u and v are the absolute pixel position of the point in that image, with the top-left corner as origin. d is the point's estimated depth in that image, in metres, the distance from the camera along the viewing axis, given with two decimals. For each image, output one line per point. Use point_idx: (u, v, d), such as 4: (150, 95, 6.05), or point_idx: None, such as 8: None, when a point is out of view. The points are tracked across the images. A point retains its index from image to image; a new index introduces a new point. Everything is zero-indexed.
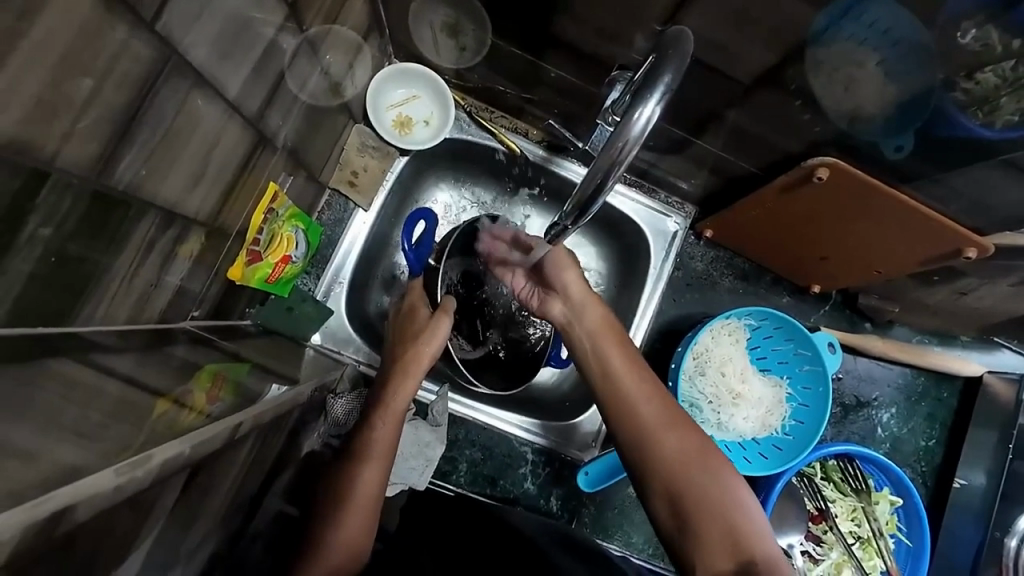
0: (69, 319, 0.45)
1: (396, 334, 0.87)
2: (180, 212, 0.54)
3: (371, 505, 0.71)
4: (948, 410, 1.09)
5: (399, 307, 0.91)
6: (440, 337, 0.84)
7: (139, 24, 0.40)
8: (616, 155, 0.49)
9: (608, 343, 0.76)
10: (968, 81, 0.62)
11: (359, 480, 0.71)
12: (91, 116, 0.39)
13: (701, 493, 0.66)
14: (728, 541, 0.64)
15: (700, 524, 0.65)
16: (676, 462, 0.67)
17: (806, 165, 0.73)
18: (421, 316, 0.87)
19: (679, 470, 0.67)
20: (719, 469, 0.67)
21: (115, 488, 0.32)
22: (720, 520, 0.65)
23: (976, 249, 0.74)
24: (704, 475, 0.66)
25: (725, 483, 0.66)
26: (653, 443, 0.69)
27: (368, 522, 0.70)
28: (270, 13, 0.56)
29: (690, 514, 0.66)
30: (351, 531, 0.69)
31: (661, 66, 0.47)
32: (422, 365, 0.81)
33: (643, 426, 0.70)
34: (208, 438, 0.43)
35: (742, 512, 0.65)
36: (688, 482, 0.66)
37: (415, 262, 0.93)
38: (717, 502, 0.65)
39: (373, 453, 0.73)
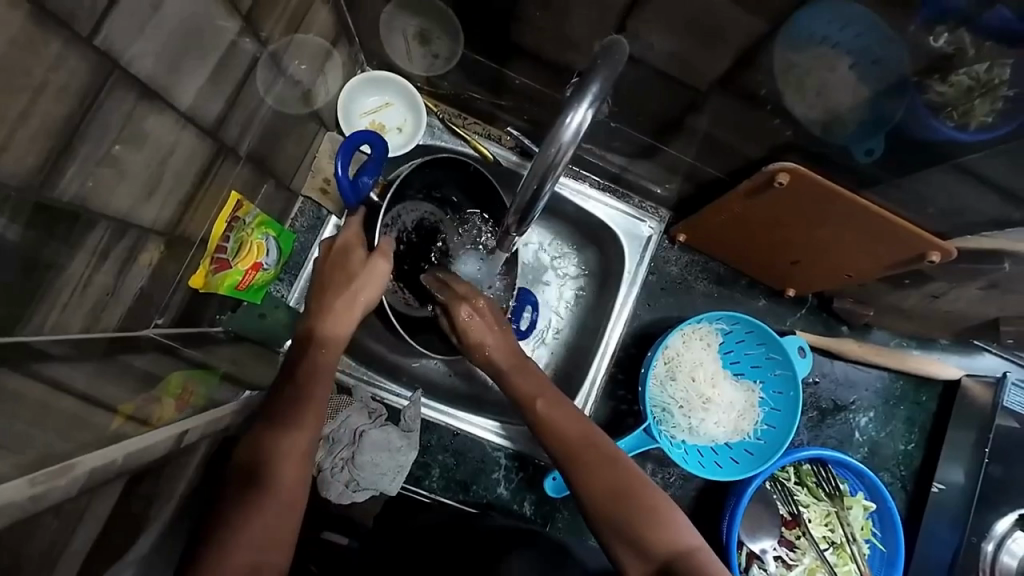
0: (19, 329, 0.45)
1: (324, 281, 0.79)
2: (135, 222, 0.55)
3: (289, 494, 0.61)
4: (927, 413, 1.08)
5: (332, 244, 0.82)
6: (377, 281, 0.79)
7: (74, 39, 0.41)
8: (550, 160, 0.50)
9: (513, 373, 0.80)
10: (941, 83, 0.61)
11: (278, 463, 0.62)
12: (28, 129, 0.40)
13: (624, 510, 0.66)
14: (649, 549, 0.65)
15: (620, 538, 0.66)
16: (596, 480, 0.69)
17: (768, 169, 0.73)
18: (357, 258, 0.80)
19: (594, 483, 0.69)
20: (639, 485, 0.68)
21: (30, 498, 0.32)
22: (635, 535, 0.65)
23: (939, 253, 0.74)
24: (618, 486, 0.68)
25: (647, 499, 0.67)
26: (569, 462, 0.71)
27: (278, 520, 0.59)
28: (225, 24, 0.57)
29: (616, 531, 0.66)
30: (252, 531, 0.57)
31: (591, 76, 0.48)
32: (354, 313, 0.77)
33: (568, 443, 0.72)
34: (145, 446, 0.44)
35: (660, 518, 0.66)
36: (613, 498, 0.67)
37: (351, 195, 0.83)
38: (637, 511, 0.66)
39: (306, 412, 0.67)
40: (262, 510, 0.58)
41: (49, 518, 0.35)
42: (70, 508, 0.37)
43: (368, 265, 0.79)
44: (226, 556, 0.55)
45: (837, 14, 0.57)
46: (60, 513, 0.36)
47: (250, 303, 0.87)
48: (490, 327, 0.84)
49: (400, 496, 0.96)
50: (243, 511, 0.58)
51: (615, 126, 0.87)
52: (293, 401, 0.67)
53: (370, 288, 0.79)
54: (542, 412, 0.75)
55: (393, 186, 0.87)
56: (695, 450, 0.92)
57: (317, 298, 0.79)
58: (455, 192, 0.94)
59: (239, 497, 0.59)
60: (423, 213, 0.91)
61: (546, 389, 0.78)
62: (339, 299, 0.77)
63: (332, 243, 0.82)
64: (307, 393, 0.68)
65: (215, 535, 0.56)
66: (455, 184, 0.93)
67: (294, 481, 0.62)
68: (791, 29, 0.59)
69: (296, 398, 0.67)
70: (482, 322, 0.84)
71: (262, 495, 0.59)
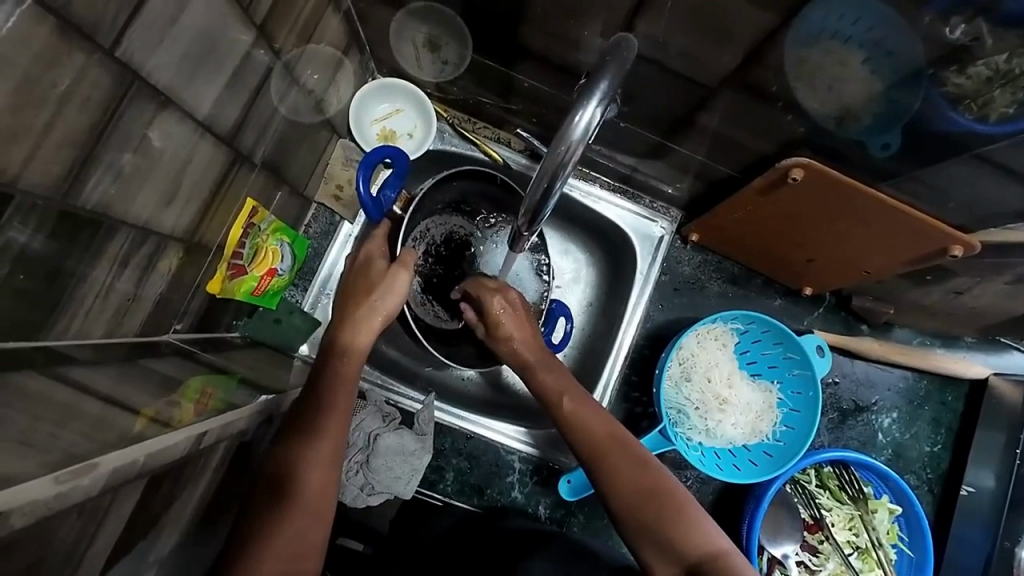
0: (42, 333, 0.46)
1: (349, 291, 0.81)
2: (155, 229, 0.56)
3: (320, 502, 0.62)
4: (953, 414, 1.05)
5: (356, 258, 0.85)
6: (397, 291, 0.80)
7: (97, 51, 0.42)
8: (559, 159, 0.50)
9: (541, 371, 0.79)
10: (958, 76, 0.59)
11: (304, 472, 0.62)
12: (52, 139, 0.41)
13: (650, 513, 0.65)
14: (676, 550, 0.64)
15: (647, 539, 0.65)
16: (625, 481, 0.67)
17: (782, 165, 0.72)
18: (378, 268, 0.82)
19: (621, 485, 0.68)
20: (666, 488, 0.67)
21: (54, 496, 0.32)
22: (661, 536, 0.65)
23: (962, 247, 0.72)
24: (644, 487, 0.67)
25: (674, 501, 0.66)
26: (594, 463, 0.70)
27: (309, 524, 0.60)
28: (241, 35, 0.59)
29: (643, 532, 0.66)
30: (284, 537, 0.58)
31: (601, 72, 0.48)
32: (378, 318, 0.78)
33: (596, 444, 0.71)
34: (166, 446, 0.44)
35: (687, 519, 0.65)
36: (639, 500, 0.66)
37: (375, 210, 0.86)
38: (663, 513, 0.65)
39: (331, 419, 0.67)
40: (294, 516, 0.60)
41: (72, 518, 0.36)
42: (94, 507, 0.38)
43: (389, 274, 0.80)
44: (263, 560, 0.57)
45: (850, 6, 0.56)
46: (83, 513, 0.37)
47: (265, 309, 0.88)
48: (520, 321, 0.83)
49: (415, 499, 0.96)
50: (276, 515, 0.59)
51: (623, 126, 0.87)
52: (318, 407, 0.67)
53: (390, 298, 0.79)
54: (571, 413, 0.74)
55: (417, 199, 0.88)
56: (713, 453, 0.90)
57: (342, 305, 0.80)
58: (485, 206, 0.94)
59: (270, 503, 0.60)
60: (453, 227, 0.93)
61: (571, 387, 0.77)
62: (360, 309, 0.78)
63: (356, 255, 0.85)
64: (331, 398, 0.69)
65: (247, 539, 0.58)
66: (485, 197, 0.94)
67: (321, 487, 0.63)
68: (803, 24, 0.58)
69: (322, 406, 0.67)
70: (514, 315, 0.84)
71: (291, 503, 0.60)
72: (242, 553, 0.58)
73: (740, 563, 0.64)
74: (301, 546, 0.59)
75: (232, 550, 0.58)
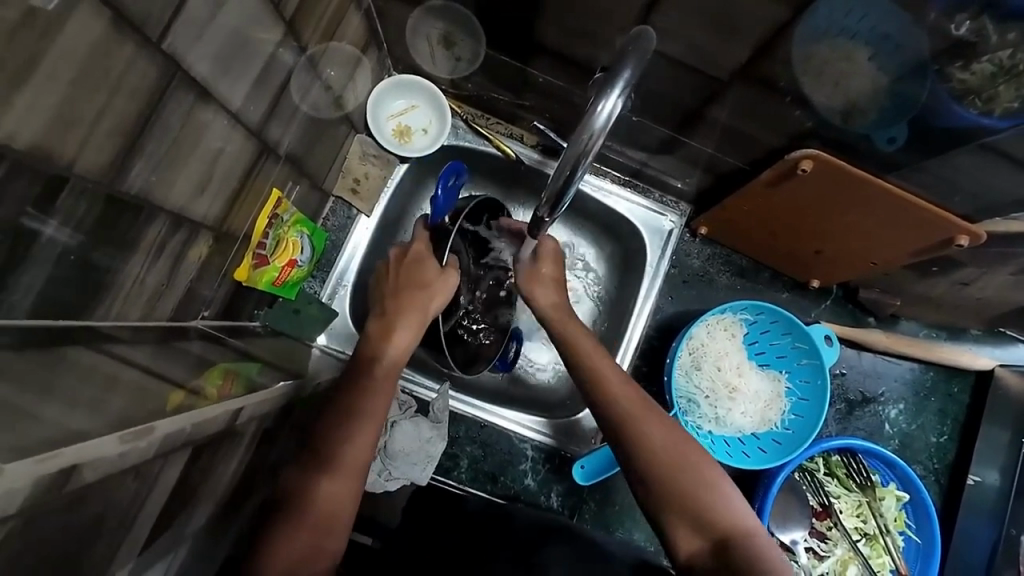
0: (86, 314, 0.49)
1: (400, 283, 0.82)
2: (189, 216, 0.59)
3: (332, 517, 0.63)
4: (959, 405, 1.06)
5: (405, 253, 0.85)
6: (445, 293, 0.83)
7: (146, 44, 0.44)
8: (582, 148, 0.51)
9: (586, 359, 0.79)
10: (963, 71, 0.61)
11: (325, 481, 0.64)
12: (104, 127, 0.44)
13: (683, 482, 0.67)
14: (704, 521, 0.66)
15: (676, 508, 0.67)
16: (660, 451, 0.69)
17: (791, 157, 0.74)
18: (431, 269, 0.84)
19: (654, 454, 0.69)
20: (700, 462, 0.69)
21: (119, 454, 0.34)
22: (690, 507, 0.66)
23: (968, 236, 0.74)
24: (679, 459, 0.69)
25: (709, 474, 0.68)
26: (628, 438, 0.71)
27: (311, 533, 0.62)
28: (270, 32, 0.61)
29: (670, 500, 0.67)
30: (296, 545, 0.61)
31: (622, 63, 0.50)
32: (426, 316, 0.81)
33: (629, 413, 0.72)
34: (206, 419, 0.46)
35: (720, 494, 0.67)
36: (672, 469, 0.68)
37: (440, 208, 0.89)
38: (696, 488, 0.67)
39: (364, 429, 0.67)
40: (304, 529, 0.61)
41: (130, 480, 0.38)
42: (146, 472, 0.40)
43: (443, 277, 0.83)
44: (272, 564, 0.60)
45: (857, 3, 0.58)
46: (138, 476, 0.39)
47: (285, 299, 0.91)
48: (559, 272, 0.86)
49: (429, 486, 0.98)
50: (291, 521, 0.62)
51: (635, 120, 0.89)
52: (351, 415, 0.68)
53: (437, 299, 0.83)
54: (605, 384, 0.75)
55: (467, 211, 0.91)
56: (722, 440, 0.92)
57: (389, 306, 0.81)
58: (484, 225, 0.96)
59: (283, 513, 0.63)
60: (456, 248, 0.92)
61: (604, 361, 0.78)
62: (409, 311, 0.80)
63: (405, 254, 0.85)
64: (364, 406, 0.69)
65: (267, 536, 0.62)
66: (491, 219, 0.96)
67: (338, 506, 0.64)
68: (813, 19, 0.60)
69: (353, 417, 0.67)
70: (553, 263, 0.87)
71: (302, 515, 0.62)
72: (265, 544, 0.61)
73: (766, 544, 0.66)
74: (314, 545, 0.62)
75: (258, 539, 0.62)
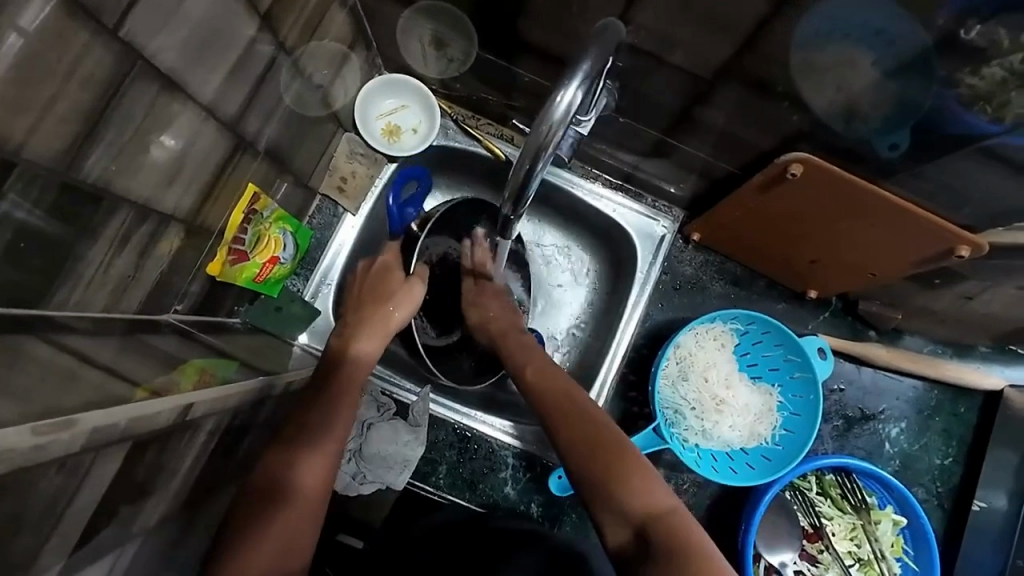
0: (40, 303, 0.48)
1: (365, 295, 0.85)
2: (157, 208, 0.58)
3: (301, 519, 0.62)
4: (966, 426, 1.01)
5: (373, 265, 0.90)
6: (412, 301, 0.86)
7: (101, 30, 0.44)
8: (541, 140, 0.49)
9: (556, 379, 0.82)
10: (972, 76, 0.57)
11: (295, 485, 0.63)
12: (55, 112, 0.43)
13: (602, 464, 0.65)
14: (620, 507, 0.62)
15: (597, 499, 0.63)
16: (579, 438, 0.68)
17: (781, 160, 0.71)
18: (395, 279, 0.88)
19: (572, 441, 0.68)
20: (613, 443, 0.66)
21: (32, 448, 0.34)
22: (605, 490, 0.63)
23: (969, 247, 0.70)
24: (594, 441, 0.67)
25: (624, 451, 0.65)
26: (551, 420, 0.72)
27: (274, 546, 0.59)
28: (245, 24, 0.60)
29: (591, 487, 0.64)
30: (269, 547, 0.59)
31: (586, 51, 0.47)
32: (390, 328, 0.83)
33: (553, 404, 0.73)
34: (150, 413, 0.45)
35: (634, 474, 0.63)
36: (589, 451, 0.66)
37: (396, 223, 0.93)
38: (608, 466, 0.64)
39: (331, 429, 0.69)
40: (272, 533, 0.60)
41: (54, 471, 0.38)
42: (75, 464, 0.39)
43: (406, 287, 0.86)
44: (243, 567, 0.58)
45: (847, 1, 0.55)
46: (63, 469, 0.38)
47: (267, 296, 0.90)
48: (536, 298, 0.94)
49: (408, 493, 0.95)
50: (259, 526, 0.60)
51: (622, 121, 0.87)
52: (314, 430, 0.67)
53: (405, 306, 0.86)
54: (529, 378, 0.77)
55: (434, 219, 0.91)
56: (709, 455, 0.88)
57: (358, 314, 0.84)
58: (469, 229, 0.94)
59: (257, 518, 0.60)
60: (443, 250, 0.93)
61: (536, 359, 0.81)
62: (376, 316, 0.83)
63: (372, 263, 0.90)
64: (332, 412, 0.70)
65: (230, 547, 0.59)
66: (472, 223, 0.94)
67: (310, 505, 0.63)
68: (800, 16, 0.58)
69: (322, 425, 0.68)
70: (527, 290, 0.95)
71: (270, 518, 0.61)
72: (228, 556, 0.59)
73: (690, 532, 0.59)
74: (281, 560, 0.60)
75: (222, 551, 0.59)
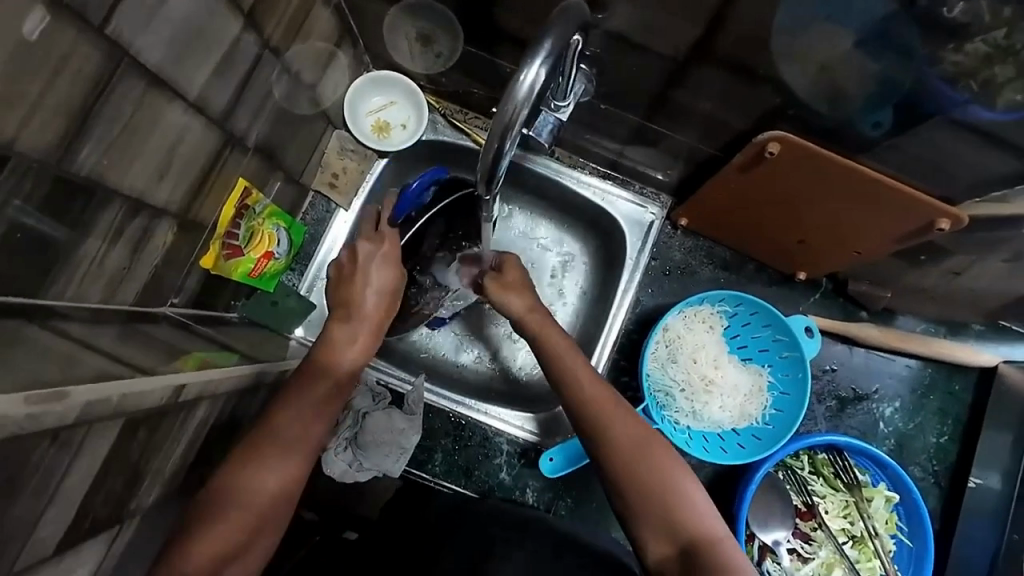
0: (38, 293, 0.51)
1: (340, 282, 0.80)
2: (149, 202, 0.60)
3: (258, 513, 0.61)
4: (961, 404, 1.01)
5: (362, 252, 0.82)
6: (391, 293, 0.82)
7: (88, 29, 0.46)
8: (509, 119, 0.50)
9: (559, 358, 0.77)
10: (956, 53, 0.58)
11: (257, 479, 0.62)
12: (46, 106, 0.45)
13: (650, 487, 0.66)
14: (671, 530, 0.64)
15: (644, 519, 0.65)
16: (626, 457, 0.67)
17: (759, 139, 0.72)
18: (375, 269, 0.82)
19: (619, 461, 0.67)
20: (663, 463, 0.67)
21: (26, 416, 0.36)
22: (655, 511, 0.65)
23: (949, 220, 0.70)
24: (643, 462, 0.67)
25: (672, 474, 0.66)
26: (596, 435, 0.70)
27: (244, 524, 0.60)
28: (229, 23, 0.63)
29: (639, 506, 0.66)
30: (220, 540, 0.58)
31: (547, 32, 0.49)
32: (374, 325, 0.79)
33: (598, 416, 0.70)
34: (142, 391, 0.47)
35: (683, 498, 0.65)
36: (638, 469, 0.66)
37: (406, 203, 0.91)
38: (657, 493, 0.65)
39: (302, 427, 0.67)
40: (224, 524, 0.58)
41: (46, 442, 0.40)
42: (67, 438, 0.42)
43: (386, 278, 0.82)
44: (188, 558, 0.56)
45: None
46: (56, 441, 0.41)
47: (263, 291, 0.93)
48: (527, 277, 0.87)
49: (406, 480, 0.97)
50: (211, 514, 0.58)
51: (604, 108, 0.88)
52: (281, 429, 0.66)
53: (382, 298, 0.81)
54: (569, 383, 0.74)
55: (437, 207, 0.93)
56: (700, 436, 0.89)
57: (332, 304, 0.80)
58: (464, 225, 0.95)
59: (208, 505, 0.59)
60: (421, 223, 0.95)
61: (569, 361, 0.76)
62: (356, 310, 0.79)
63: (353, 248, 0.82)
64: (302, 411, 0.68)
65: (181, 535, 0.57)
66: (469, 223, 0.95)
67: (271, 500, 0.62)
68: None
69: (295, 424, 0.67)
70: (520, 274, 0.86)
71: (226, 508, 0.59)
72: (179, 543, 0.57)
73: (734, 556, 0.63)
74: (250, 535, 0.60)
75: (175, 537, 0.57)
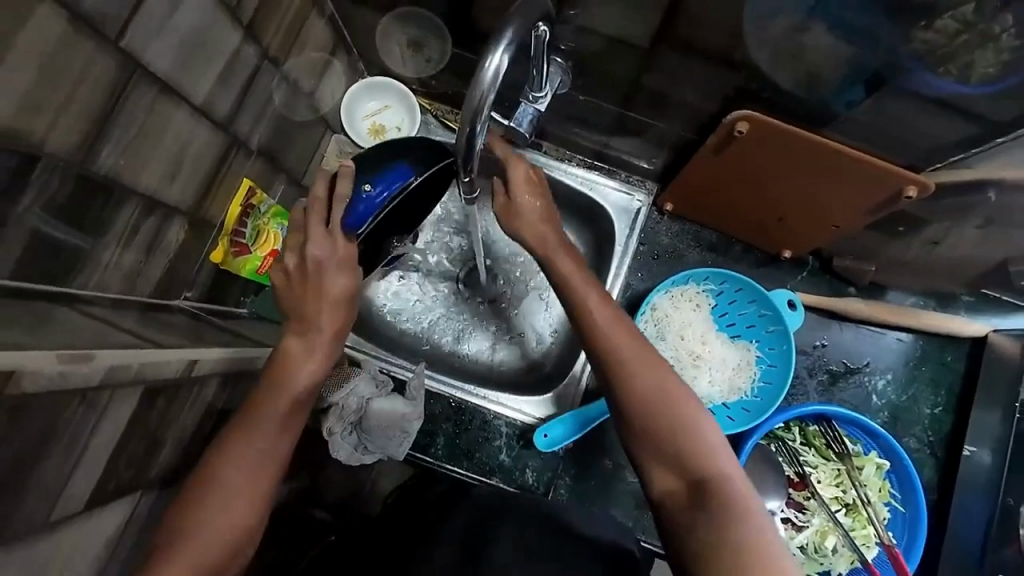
0: (65, 281, 0.57)
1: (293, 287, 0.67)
2: (162, 200, 0.66)
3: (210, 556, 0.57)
4: (954, 374, 1.02)
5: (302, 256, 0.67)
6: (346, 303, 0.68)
7: (105, 42, 0.52)
8: (474, 105, 0.55)
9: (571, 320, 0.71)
10: (926, 30, 0.59)
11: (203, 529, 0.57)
12: (69, 111, 0.51)
13: (665, 422, 0.62)
14: (682, 464, 0.61)
15: (654, 453, 0.63)
16: (642, 394, 0.64)
17: (728, 120, 0.75)
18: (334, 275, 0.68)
19: (634, 395, 0.64)
20: (681, 399, 0.64)
21: (59, 373, 0.43)
22: (668, 448, 0.62)
23: (916, 187, 0.73)
24: (660, 396, 0.64)
25: (690, 411, 0.63)
26: (611, 367, 0.66)
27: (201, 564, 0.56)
28: (229, 34, 0.69)
29: (652, 439, 0.63)
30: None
31: (509, 22, 0.54)
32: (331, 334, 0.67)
33: (615, 350, 0.67)
34: (158, 361, 0.54)
35: (699, 435, 0.62)
36: (654, 407, 0.63)
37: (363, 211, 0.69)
38: (671, 429, 0.62)
39: (246, 470, 0.60)
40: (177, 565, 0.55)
41: (76, 403, 0.46)
42: (94, 399, 0.48)
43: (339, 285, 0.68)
44: None
45: None
46: (84, 401, 0.47)
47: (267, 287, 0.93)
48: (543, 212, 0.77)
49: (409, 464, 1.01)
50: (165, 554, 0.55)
51: (585, 99, 0.92)
52: (220, 480, 0.59)
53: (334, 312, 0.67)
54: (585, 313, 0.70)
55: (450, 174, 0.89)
56: None
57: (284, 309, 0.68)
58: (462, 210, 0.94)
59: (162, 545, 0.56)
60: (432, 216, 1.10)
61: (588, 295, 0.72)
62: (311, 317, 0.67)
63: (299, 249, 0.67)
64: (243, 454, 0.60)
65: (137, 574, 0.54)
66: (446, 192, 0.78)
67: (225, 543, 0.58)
68: None
69: (239, 468, 0.60)
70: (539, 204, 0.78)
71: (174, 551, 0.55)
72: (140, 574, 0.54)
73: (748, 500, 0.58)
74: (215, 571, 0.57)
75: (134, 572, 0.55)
